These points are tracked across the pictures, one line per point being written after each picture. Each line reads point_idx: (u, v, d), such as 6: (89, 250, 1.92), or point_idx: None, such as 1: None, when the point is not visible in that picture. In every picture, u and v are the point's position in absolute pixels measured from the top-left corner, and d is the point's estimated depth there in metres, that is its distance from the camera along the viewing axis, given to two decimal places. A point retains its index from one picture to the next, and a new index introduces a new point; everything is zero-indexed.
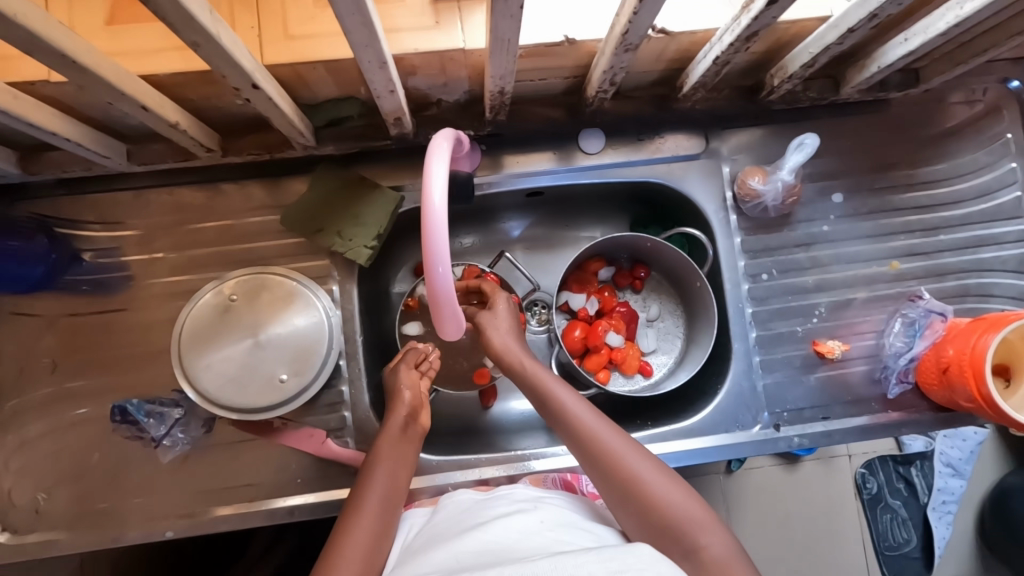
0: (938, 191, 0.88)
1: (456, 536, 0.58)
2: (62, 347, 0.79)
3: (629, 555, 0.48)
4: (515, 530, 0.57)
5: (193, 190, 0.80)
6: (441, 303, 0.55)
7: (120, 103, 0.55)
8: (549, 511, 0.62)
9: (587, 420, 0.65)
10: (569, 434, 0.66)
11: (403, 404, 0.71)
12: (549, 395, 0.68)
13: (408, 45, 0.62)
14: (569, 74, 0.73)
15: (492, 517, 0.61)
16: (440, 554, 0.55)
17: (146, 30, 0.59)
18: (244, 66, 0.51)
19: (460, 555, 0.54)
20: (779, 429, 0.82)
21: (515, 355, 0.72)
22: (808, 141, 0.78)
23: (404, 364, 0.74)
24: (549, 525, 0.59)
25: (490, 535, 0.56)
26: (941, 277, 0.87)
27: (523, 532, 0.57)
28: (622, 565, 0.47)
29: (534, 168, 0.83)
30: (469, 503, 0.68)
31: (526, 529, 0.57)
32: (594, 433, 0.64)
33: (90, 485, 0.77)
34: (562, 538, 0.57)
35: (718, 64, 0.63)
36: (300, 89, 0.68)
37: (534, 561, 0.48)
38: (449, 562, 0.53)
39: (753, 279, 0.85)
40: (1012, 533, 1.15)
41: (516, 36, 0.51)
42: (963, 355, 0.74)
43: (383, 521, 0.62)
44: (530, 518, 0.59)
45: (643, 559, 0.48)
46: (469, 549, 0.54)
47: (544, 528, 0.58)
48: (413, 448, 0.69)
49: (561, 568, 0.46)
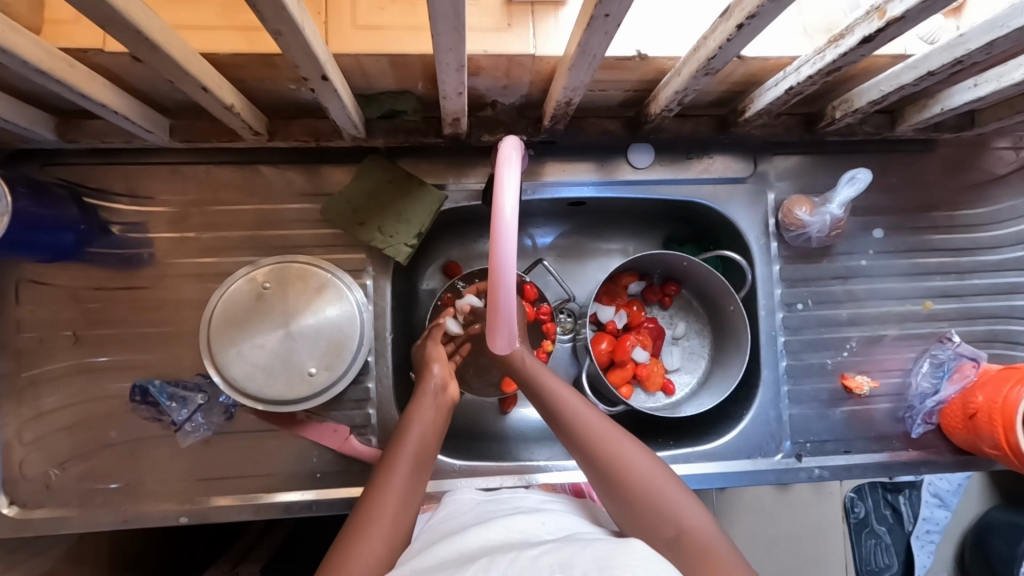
0: (977, 235, 0.89)
1: (460, 531, 0.56)
2: (83, 320, 0.77)
3: (622, 554, 0.45)
4: (518, 529, 0.55)
5: (232, 171, 0.78)
6: (501, 312, 0.54)
7: (180, 82, 0.53)
8: (550, 513, 0.60)
9: (574, 406, 0.64)
10: (560, 421, 0.64)
11: (432, 375, 0.70)
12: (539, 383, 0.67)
13: (478, 45, 0.60)
14: (632, 87, 0.71)
15: (495, 516, 0.60)
16: (443, 548, 0.52)
17: (210, 6, 0.57)
18: (318, 56, 0.49)
19: (463, 547, 0.52)
20: (801, 460, 0.82)
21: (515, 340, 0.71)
22: (861, 176, 0.79)
23: (430, 341, 0.76)
24: (551, 526, 0.57)
25: (494, 532, 0.54)
26: (971, 321, 0.87)
27: (527, 531, 0.54)
28: (618, 566, 0.44)
29: (579, 178, 0.82)
30: (471, 502, 0.66)
31: (529, 529, 0.55)
32: (581, 419, 0.63)
33: (104, 464, 0.75)
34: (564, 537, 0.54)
35: (789, 94, 0.62)
36: (359, 79, 0.66)
37: (535, 560, 0.45)
38: (452, 555, 0.51)
39: (788, 307, 0.85)
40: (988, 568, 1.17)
41: (603, 51, 0.50)
42: (994, 403, 0.74)
43: (407, 503, 0.58)
44: (531, 518, 0.57)
45: (641, 559, 0.44)
46: (471, 543, 0.52)
47: (545, 529, 0.56)
48: (443, 421, 0.67)
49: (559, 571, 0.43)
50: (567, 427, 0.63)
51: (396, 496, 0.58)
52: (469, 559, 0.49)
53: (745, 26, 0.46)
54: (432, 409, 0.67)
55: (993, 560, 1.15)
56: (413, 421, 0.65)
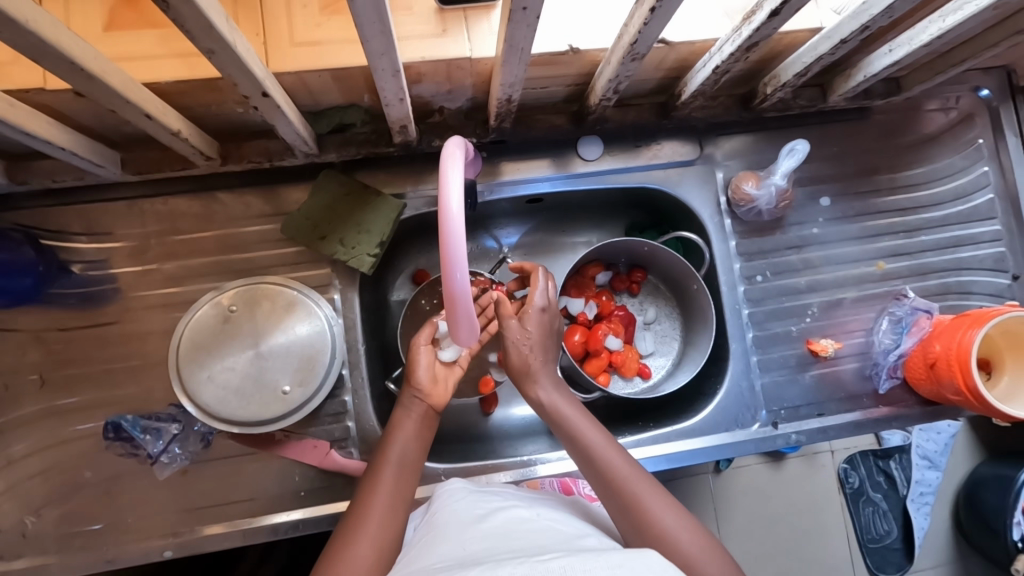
0: (918, 194, 0.93)
1: (460, 529, 0.54)
2: (51, 362, 0.77)
3: (635, 561, 0.45)
4: (517, 520, 0.56)
5: (188, 200, 0.79)
6: (458, 312, 0.56)
7: (123, 111, 0.54)
8: (543, 507, 0.62)
9: (603, 448, 0.64)
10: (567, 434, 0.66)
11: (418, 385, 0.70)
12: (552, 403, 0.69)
13: (415, 52, 0.62)
14: (571, 82, 0.74)
15: (492, 512, 0.58)
16: (448, 547, 0.51)
17: (148, 37, 0.58)
18: (256, 74, 0.50)
19: (467, 551, 0.49)
20: (777, 427, 0.84)
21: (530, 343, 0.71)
22: (799, 147, 0.82)
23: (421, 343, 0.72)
24: (545, 516, 0.59)
25: (495, 531, 0.53)
26: (923, 276, 0.91)
27: (528, 526, 0.55)
28: (631, 570, 0.44)
29: (533, 174, 0.84)
30: (465, 493, 0.64)
31: (527, 522, 0.56)
32: (609, 461, 0.63)
33: (80, 506, 0.74)
34: (561, 526, 0.57)
35: (717, 73, 0.65)
36: (304, 97, 0.68)
37: (544, 563, 0.44)
38: (456, 552, 0.49)
39: (748, 281, 0.88)
40: (981, 525, 1.18)
41: (530, 45, 0.52)
42: (950, 351, 0.77)
43: (397, 506, 0.60)
44: (527, 511, 0.59)
45: (652, 566, 0.45)
46: (474, 545, 0.50)
47: (541, 518, 0.58)
48: (431, 424, 0.70)
49: (571, 571, 0.43)
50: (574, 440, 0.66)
51: (381, 501, 0.60)
52: (473, 560, 0.47)
53: (658, 9, 0.49)
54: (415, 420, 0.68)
55: (984, 513, 1.17)
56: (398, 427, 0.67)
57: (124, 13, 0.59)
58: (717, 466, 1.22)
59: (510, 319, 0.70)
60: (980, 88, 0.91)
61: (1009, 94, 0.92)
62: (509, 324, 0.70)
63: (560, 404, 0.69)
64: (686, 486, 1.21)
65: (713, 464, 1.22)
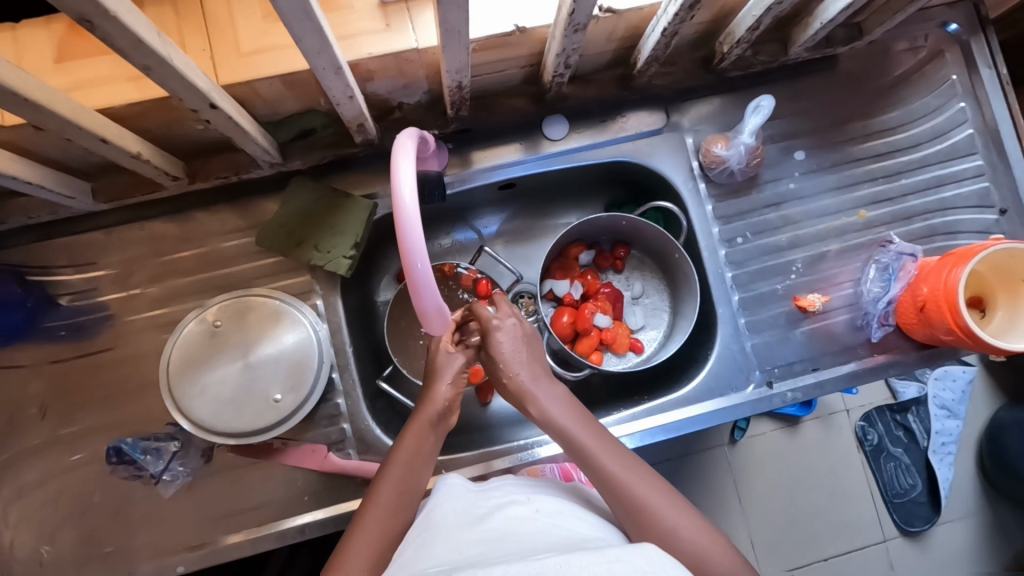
0: (894, 138, 0.92)
1: (457, 531, 0.54)
2: (49, 394, 0.78)
3: (634, 556, 0.45)
4: (517, 519, 0.55)
5: (164, 222, 0.80)
6: (427, 311, 0.57)
7: (78, 137, 0.55)
8: (544, 500, 0.61)
9: (624, 470, 0.59)
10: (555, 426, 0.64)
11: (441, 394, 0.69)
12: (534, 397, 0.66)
13: (362, 50, 0.62)
14: (525, 62, 0.74)
15: (489, 512, 0.57)
16: (442, 551, 0.50)
17: (98, 63, 0.59)
18: (199, 86, 0.51)
19: (463, 555, 0.49)
20: (772, 386, 0.83)
21: (505, 350, 0.69)
22: (765, 102, 0.81)
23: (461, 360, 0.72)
24: (545, 511, 0.58)
25: (493, 532, 0.52)
26: (908, 220, 0.90)
27: (526, 522, 0.55)
28: (629, 566, 0.44)
29: (504, 159, 0.84)
30: (463, 492, 0.62)
31: (525, 520, 0.56)
32: (632, 483, 0.58)
33: (94, 529, 0.76)
34: (562, 525, 0.56)
35: (666, 35, 0.66)
36: (260, 107, 0.68)
37: (539, 560, 0.44)
38: (452, 557, 0.49)
39: (728, 243, 0.87)
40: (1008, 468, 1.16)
41: (466, 27, 0.52)
42: (937, 291, 0.76)
43: (406, 497, 0.61)
44: (527, 508, 0.59)
45: (650, 560, 0.45)
46: (471, 549, 0.50)
47: (540, 514, 0.57)
48: (433, 446, 0.67)
49: (567, 569, 0.43)
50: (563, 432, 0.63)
51: (369, 530, 0.58)
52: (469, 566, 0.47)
53: None
54: (428, 436, 0.67)
55: (1010, 456, 1.16)
56: (398, 455, 0.65)
57: (73, 43, 0.60)
58: (732, 437, 1.22)
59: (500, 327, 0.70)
60: (947, 23, 0.90)
61: (978, 26, 0.90)
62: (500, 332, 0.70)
63: (569, 423, 0.64)
64: (702, 460, 1.21)
65: (728, 435, 1.22)
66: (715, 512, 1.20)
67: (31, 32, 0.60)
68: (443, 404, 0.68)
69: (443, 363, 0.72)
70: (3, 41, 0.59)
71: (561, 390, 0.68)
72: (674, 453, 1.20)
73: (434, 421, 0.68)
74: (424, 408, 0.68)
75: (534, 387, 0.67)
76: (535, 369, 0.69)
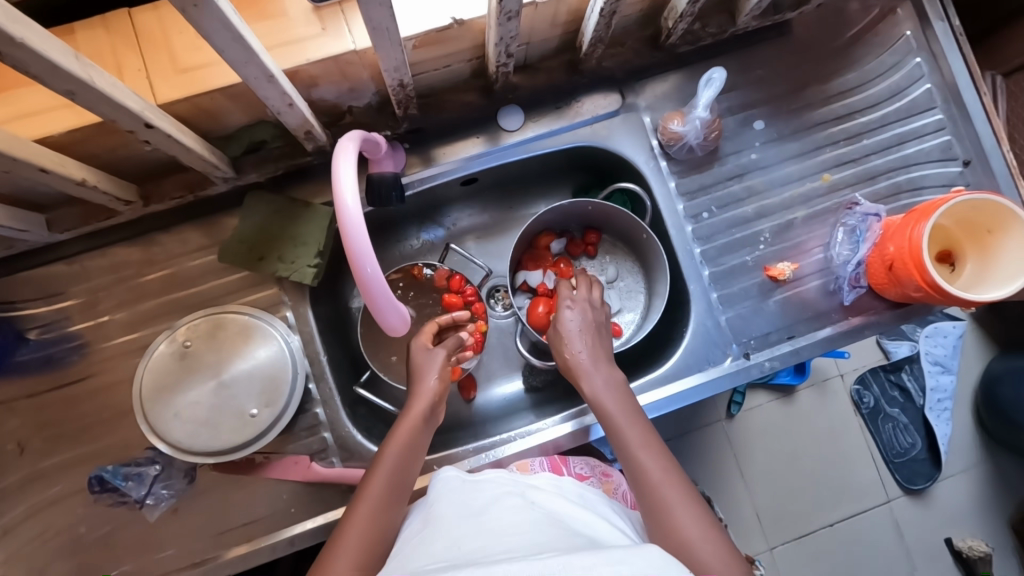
0: (852, 99, 0.91)
1: (455, 527, 0.54)
2: (27, 429, 0.78)
3: (637, 558, 0.45)
4: (513, 513, 0.55)
5: (125, 247, 0.79)
6: (392, 321, 0.60)
7: (17, 169, 0.55)
8: (542, 494, 0.61)
9: (658, 468, 0.61)
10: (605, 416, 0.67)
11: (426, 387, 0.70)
12: (589, 385, 0.69)
13: (300, 56, 0.62)
14: (470, 55, 0.74)
15: (486, 506, 0.57)
16: (441, 547, 0.50)
17: (34, 93, 0.59)
18: (130, 106, 0.51)
19: (461, 552, 0.49)
20: (749, 357, 0.83)
21: (576, 331, 0.73)
22: (716, 75, 0.80)
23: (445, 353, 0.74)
24: (542, 507, 0.58)
25: (490, 527, 0.52)
26: (872, 180, 0.89)
27: (525, 517, 0.55)
28: (632, 568, 0.43)
29: (465, 154, 0.83)
30: (461, 488, 0.62)
31: (522, 514, 0.56)
32: (662, 483, 0.60)
33: (84, 559, 0.76)
34: (559, 519, 0.56)
35: (605, 14, 0.65)
36: (206, 123, 0.68)
37: (539, 560, 0.44)
38: (450, 554, 0.49)
39: (694, 219, 0.87)
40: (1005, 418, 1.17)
41: (394, 23, 0.52)
42: (903, 250, 0.76)
43: (396, 489, 0.61)
44: (523, 501, 0.59)
45: (654, 561, 0.45)
46: (469, 546, 0.50)
47: (536, 509, 0.57)
48: (425, 441, 0.67)
49: (568, 569, 0.42)
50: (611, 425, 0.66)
51: (358, 527, 0.57)
52: (468, 563, 0.46)
53: None
54: (421, 428, 0.67)
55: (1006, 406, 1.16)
56: (389, 447, 0.64)
57: (6, 76, 0.59)
58: (728, 412, 1.22)
59: (573, 310, 0.75)
60: None
61: None
62: (569, 316, 0.75)
63: (617, 411, 0.66)
64: (698, 438, 1.21)
65: (724, 410, 1.22)
66: (713, 487, 1.20)
67: None
68: (432, 396, 0.69)
69: (422, 360, 0.73)
70: None
71: (619, 380, 0.69)
72: (669, 433, 1.20)
73: (427, 415, 0.68)
74: (416, 398, 0.68)
75: (592, 369, 0.70)
76: (596, 354, 0.72)
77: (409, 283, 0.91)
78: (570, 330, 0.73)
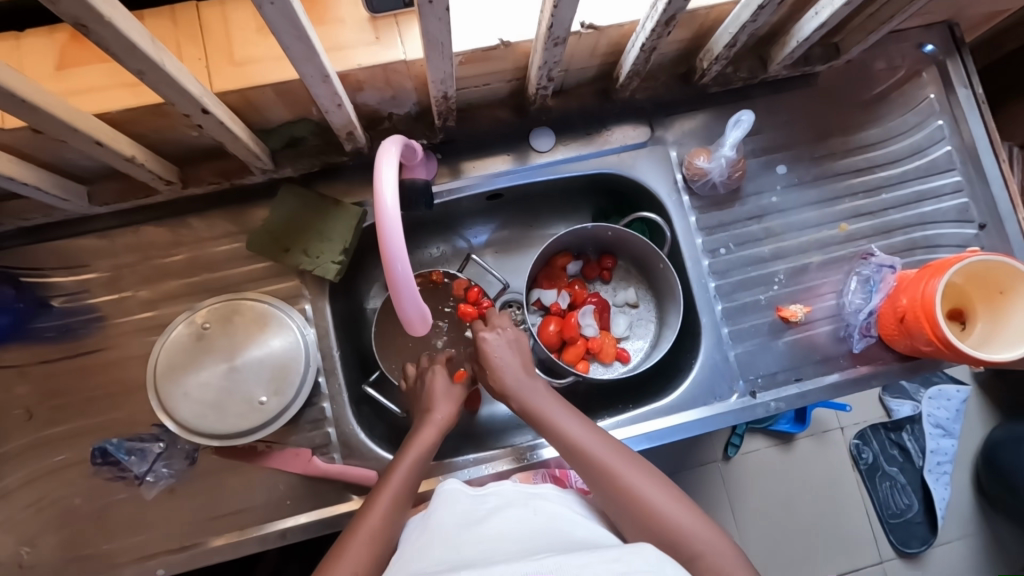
0: (874, 154, 0.94)
1: (455, 533, 0.54)
2: (37, 395, 0.79)
3: (632, 556, 0.46)
4: (513, 521, 0.56)
5: (157, 227, 0.82)
6: (410, 318, 0.61)
7: (74, 140, 0.57)
8: (545, 501, 0.61)
9: (626, 475, 0.62)
10: (545, 425, 0.68)
11: (437, 412, 0.72)
12: (523, 400, 0.70)
13: (351, 61, 0.65)
14: (511, 76, 0.77)
15: (488, 513, 0.58)
16: (441, 552, 0.51)
17: (97, 70, 0.62)
18: (190, 90, 0.53)
19: (461, 556, 0.50)
20: (755, 396, 0.84)
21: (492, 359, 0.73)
22: (745, 117, 0.83)
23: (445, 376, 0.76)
24: (542, 514, 0.58)
25: (490, 534, 0.53)
26: (889, 234, 0.91)
27: (524, 523, 0.55)
28: (627, 565, 0.44)
29: (492, 170, 0.86)
30: (462, 495, 0.62)
31: (524, 521, 0.56)
32: (633, 487, 0.62)
33: (75, 531, 0.76)
34: (559, 527, 0.57)
35: (645, 50, 0.68)
36: (253, 114, 0.71)
37: (537, 560, 0.45)
38: (451, 558, 0.50)
39: (711, 254, 0.89)
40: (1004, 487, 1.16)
41: (449, 38, 0.55)
42: (916, 302, 0.77)
43: (402, 502, 0.63)
44: (525, 509, 0.58)
45: (648, 559, 0.46)
46: (469, 550, 0.51)
47: (538, 515, 0.57)
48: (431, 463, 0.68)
49: (566, 568, 0.43)
50: (553, 431, 0.68)
51: (370, 531, 0.58)
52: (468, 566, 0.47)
53: None
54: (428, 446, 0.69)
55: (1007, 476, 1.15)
56: (399, 466, 0.66)
57: (73, 52, 0.62)
58: (725, 454, 1.21)
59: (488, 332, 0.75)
60: (924, 44, 0.93)
61: (954, 47, 0.93)
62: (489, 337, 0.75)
63: (557, 416, 0.68)
64: (694, 475, 1.20)
65: (722, 451, 1.21)
66: None
67: (34, 41, 0.62)
68: (446, 421, 0.71)
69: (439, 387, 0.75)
70: (6, 49, 0.62)
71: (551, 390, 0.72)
72: (665, 466, 1.20)
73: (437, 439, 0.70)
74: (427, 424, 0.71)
75: (522, 386, 0.71)
76: (523, 371, 0.73)
77: (427, 288, 0.93)
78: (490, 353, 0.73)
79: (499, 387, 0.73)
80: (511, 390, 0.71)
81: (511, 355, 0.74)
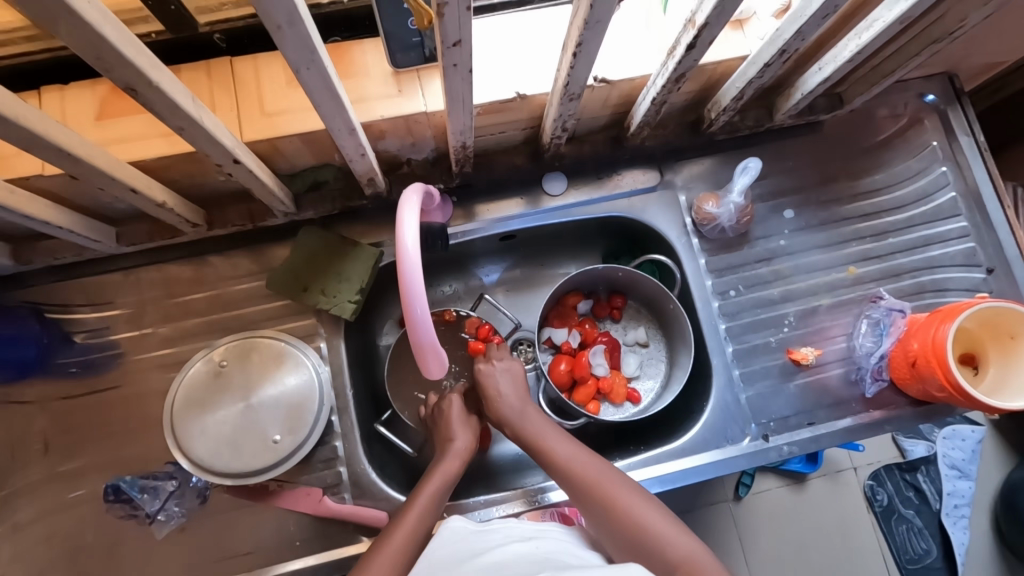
0: (880, 199, 0.96)
1: (457, 565, 0.55)
2: (54, 430, 0.80)
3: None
4: (515, 553, 0.57)
5: (180, 265, 0.84)
6: (425, 346, 0.60)
7: (110, 187, 0.60)
8: (547, 538, 0.61)
9: (623, 498, 0.62)
10: (546, 453, 0.68)
11: (455, 442, 0.73)
12: (523, 430, 0.71)
13: (375, 113, 0.68)
14: (526, 125, 0.80)
15: (489, 545, 0.59)
16: None
17: (134, 120, 0.65)
18: (224, 143, 0.56)
19: None
20: (768, 440, 0.83)
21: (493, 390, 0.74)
22: (752, 164, 0.85)
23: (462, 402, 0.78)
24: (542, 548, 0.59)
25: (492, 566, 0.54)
26: (897, 277, 0.92)
27: (525, 556, 0.56)
28: None
29: (506, 213, 0.88)
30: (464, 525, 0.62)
31: (525, 553, 0.57)
32: (631, 511, 0.61)
33: (84, 570, 0.75)
34: (559, 559, 0.57)
35: (656, 103, 0.71)
36: (279, 161, 0.74)
37: None
38: None
39: (721, 296, 0.90)
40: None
41: (471, 96, 0.58)
42: (927, 347, 0.78)
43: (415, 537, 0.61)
44: (527, 545, 0.59)
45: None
46: None
47: (539, 550, 0.58)
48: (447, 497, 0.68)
49: None
50: (553, 460, 0.68)
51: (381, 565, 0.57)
52: None
53: (579, 54, 0.55)
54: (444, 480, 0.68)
55: None
56: (413, 501, 0.65)
57: (113, 103, 0.66)
58: (736, 494, 1.19)
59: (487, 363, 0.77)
60: (925, 93, 0.96)
61: (954, 97, 0.96)
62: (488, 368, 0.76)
63: (556, 445, 0.68)
64: (705, 515, 1.18)
65: (732, 492, 1.19)
66: None
67: (77, 92, 0.66)
68: (467, 453, 0.72)
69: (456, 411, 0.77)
70: (51, 100, 0.66)
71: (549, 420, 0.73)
72: (675, 506, 1.18)
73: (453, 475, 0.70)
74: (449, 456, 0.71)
75: (522, 417, 0.72)
76: (522, 401, 0.74)
77: (440, 327, 0.94)
78: (489, 383, 0.75)
79: (498, 417, 0.73)
80: (511, 420, 0.72)
81: (509, 384, 0.75)
